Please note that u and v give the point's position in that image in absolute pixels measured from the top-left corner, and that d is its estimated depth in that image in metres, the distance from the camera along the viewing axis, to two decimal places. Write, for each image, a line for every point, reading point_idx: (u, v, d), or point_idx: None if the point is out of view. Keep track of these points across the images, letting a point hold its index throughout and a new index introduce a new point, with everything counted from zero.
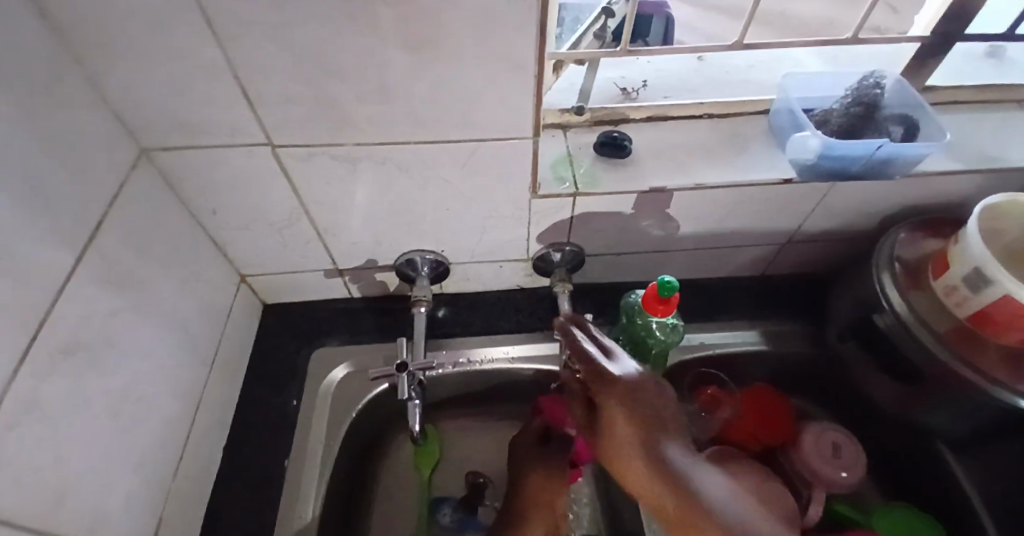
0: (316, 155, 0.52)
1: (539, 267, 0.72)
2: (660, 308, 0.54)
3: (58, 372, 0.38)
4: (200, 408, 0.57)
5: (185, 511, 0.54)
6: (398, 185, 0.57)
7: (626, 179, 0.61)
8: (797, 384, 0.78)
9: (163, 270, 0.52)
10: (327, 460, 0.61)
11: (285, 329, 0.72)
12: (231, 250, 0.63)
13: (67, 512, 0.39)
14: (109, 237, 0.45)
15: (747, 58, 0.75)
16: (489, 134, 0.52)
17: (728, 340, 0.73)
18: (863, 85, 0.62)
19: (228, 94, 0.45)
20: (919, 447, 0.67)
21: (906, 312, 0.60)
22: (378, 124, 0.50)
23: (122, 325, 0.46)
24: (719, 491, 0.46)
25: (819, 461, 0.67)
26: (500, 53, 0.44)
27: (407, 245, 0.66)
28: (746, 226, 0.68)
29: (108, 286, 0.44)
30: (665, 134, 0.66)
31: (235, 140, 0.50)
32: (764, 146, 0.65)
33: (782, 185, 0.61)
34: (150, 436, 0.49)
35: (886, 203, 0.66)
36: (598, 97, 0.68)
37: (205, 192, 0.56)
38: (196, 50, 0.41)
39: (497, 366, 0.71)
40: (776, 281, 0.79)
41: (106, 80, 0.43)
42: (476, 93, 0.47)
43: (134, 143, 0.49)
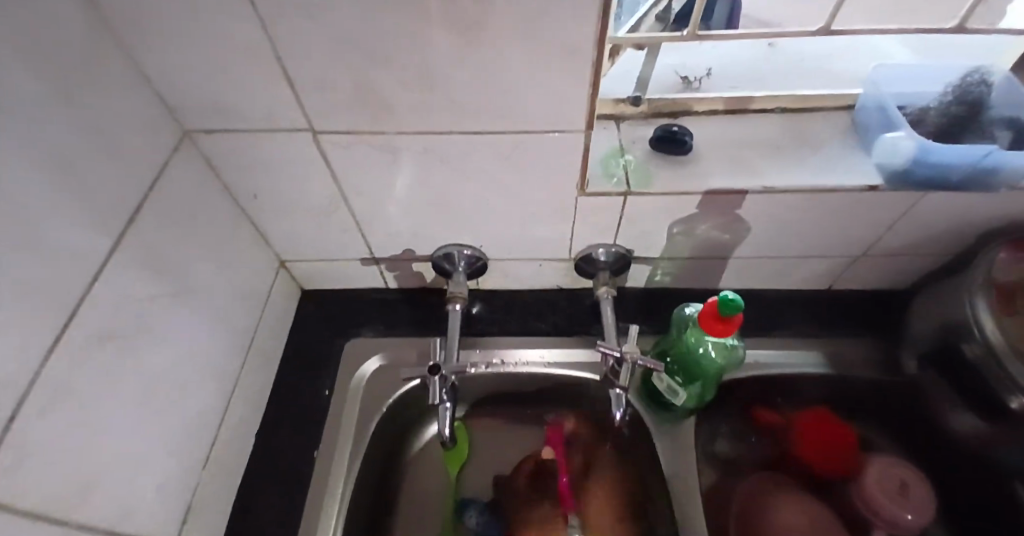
0: (356, 143, 0.50)
1: (582, 268, 0.68)
2: (719, 328, 0.50)
3: (91, 357, 0.38)
4: (234, 393, 0.57)
5: (215, 495, 0.54)
6: (439, 176, 0.54)
7: (683, 179, 0.56)
8: (858, 410, 0.70)
9: (202, 255, 0.52)
10: (356, 454, 0.61)
11: (321, 316, 0.71)
12: (271, 235, 0.63)
13: (97, 497, 0.39)
14: (147, 221, 0.44)
15: (828, 46, 0.67)
16: (537, 126, 0.48)
17: (786, 358, 0.67)
18: (968, 81, 0.55)
19: (269, 78, 0.44)
20: (996, 495, 0.59)
21: (1000, 342, 0.53)
22: (420, 113, 0.47)
23: (158, 310, 0.46)
24: None
25: (882, 499, 0.61)
26: (554, 39, 0.40)
27: (445, 239, 0.64)
28: (815, 235, 0.61)
29: (144, 270, 0.44)
30: (730, 130, 0.61)
31: (276, 124, 0.48)
32: (843, 147, 0.58)
33: (865, 192, 0.54)
34: (184, 421, 0.49)
35: (984, 216, 0.58)
36: (657, 87, 0.63)
37: (246, 177, 0.55)
38: (236, 31, 0.39)
39: (532, 369, 0.68)
40: (844, 296, 0.72)
41: (149, 59, 0.43)
42: (525, 82, 0.44)
43: (177, 123, 0.48)
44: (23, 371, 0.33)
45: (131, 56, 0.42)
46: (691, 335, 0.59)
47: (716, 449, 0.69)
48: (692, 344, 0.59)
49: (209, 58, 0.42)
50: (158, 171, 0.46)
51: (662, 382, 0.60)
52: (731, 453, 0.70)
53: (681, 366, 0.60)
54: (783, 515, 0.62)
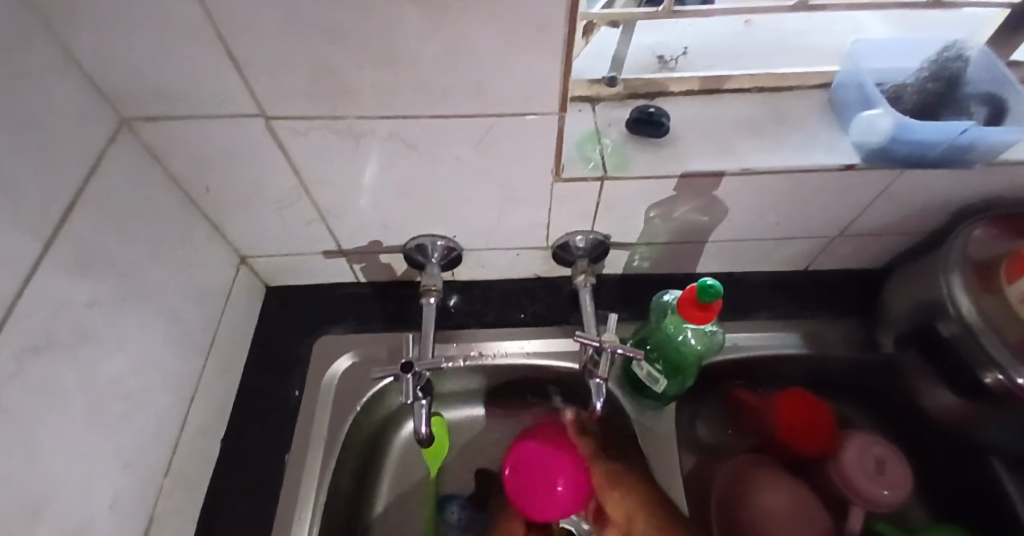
0: (314, 129, 0.47)
1: (559, 256, 0.66)
2: (699, 315, 0.48)
3: (29, 373, 0.35)
4: (195, 400, 0.54)
5: (180, 507, 0.51)
6: (406, 164, 0.51)
7: (661, 162, 0.54)
8: (837, 388, 0.71)
9: (151, 254, 0.48)
10: (329, 457, 0.58)
11: (288, 314, 0.68)
12: (229, 230, 0.59)
13: (46, 524, 0.36)
14: (86, 219, 0.40)
15: (804, 23, 0.66)
16: (508, 109, 0.45)
17: (766, 341, 0.67)
18: (946, 55, 0.54)
19: (213, 59, 0.40)
20: (970, 468, 0.60)
21: (975, 318, 0.53)
22: (382, 96, 0.44)
23: (102, 315, 0.42)
24: None
25: (860, 478, 0.61)
26: (524, 13, 0.37)
27: (416, 229, 0.61)
28: (794, 216, 0.60)
29: (85, 272, 0.40)
30: (707, 110, 0.59)
31: (225, 110, 0.45)
32: (821, 126, 0.57)
33: (843, 172, 0.53)
34: (140, 433, 0.46)
35: (962, 193, 0.58)
36: (633, 67, 0.61)
37: (197, 168, 0.51)
38: (172, 6, 0.36)
39: (511, 361, 0.66)
40: (822, 276, 0.72)
41: (75, 40, 0.38)
42: (495, 60, 0.41)
43: (114, 112, 0.44)
44: None
45: (53, 36, 0.38)
46: (671, 321, 0.58)
47: (697, 434, 0.71)
48: (672, 332, 0.58)
49: (143, 38, 0.38)
50: (94, 163, 0.42)
51: (643, 370, 0.59)
52: (713, 438, 0.71)
53: (661, 355, 0.59)
54: (768, 500, 0.62)
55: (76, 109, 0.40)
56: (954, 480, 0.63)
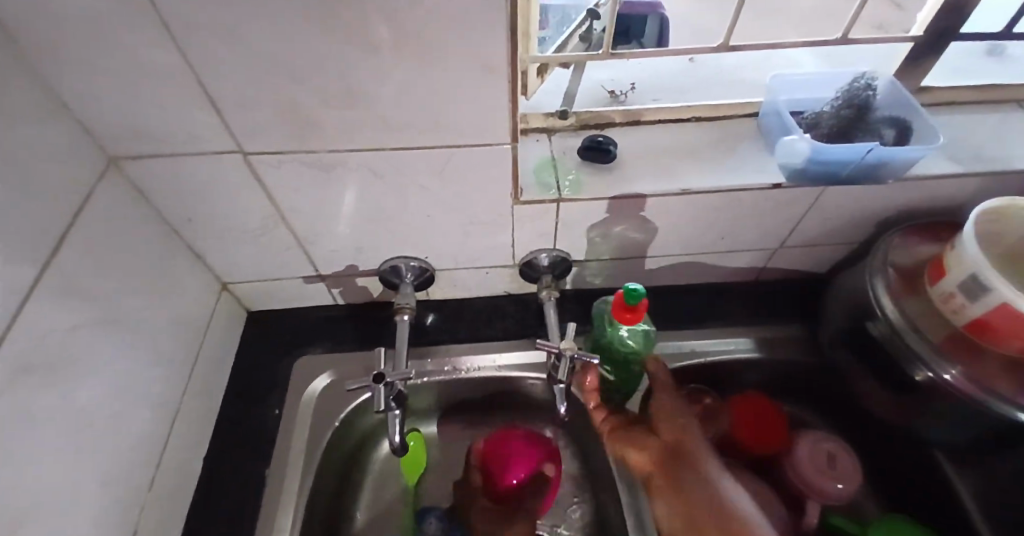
0: (290, 162, 0.51)
1: (525, 274, 0.71)
2: (628, 316, 0.54)
3: (19, 389, 0.38)
4: (177, 419, 0.57)
5: (162, 523, 0.53)
6: (376, 191, 0.56)
7: (610, 183, 0.59)
8: (791, 391, 0.75)
9: (135, 281, 0.52)
10: (307, 472, 0.60)
11: (269, 337, 0.71)
12: (212, 258, 0.63)
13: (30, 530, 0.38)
14: (76, 249, 0.44)
15: (738, 58, 0.74)
16: (465, 140, 0.51)
17: (722, 347, 0.72)
18: (855, 86, 0.61)
19: (196, 102, 0.45)
20: (918, 460, 0.64)
21: (900, 319, 0.58)
22: (350, 132, 0.49)
23: (88, 337, 0.45)
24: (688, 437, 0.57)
25: (812, 474, 0.65)
26: (469, 57, 0.43)
27: (389, 252, 0.65)
28: (736, 231, 0.66)
29: (72, 297, 0.44)
30: (652, 137, 0.65)
31: (207, 147, 0.49)
32: (753, 150, 0.63)
33: (772, 190, 0.59)
34: (124, 448, 0.49)
35: (884, 206, 0.64)
36: (585, 101, 0.67)
37: (181, 201, 0.55)
38: (159, 59, 0.41)
39: (483, 374, 0.70)
40: (770, 287, 0.77)
41: (72, 90, 0.43)
42: (448, 98, 0.46)
43: (104, 152, 0.49)
44: None
45: (51, 86, 0.43)
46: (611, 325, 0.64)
47: None
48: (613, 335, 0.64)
49: (132, 86, 0.43)
50: (85, 199, 0.46)
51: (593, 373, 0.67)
52: None
53: (607, 358, 0.66)
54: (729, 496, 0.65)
55: (70, 150, 0.45)
56: (900, 472, 0.67)
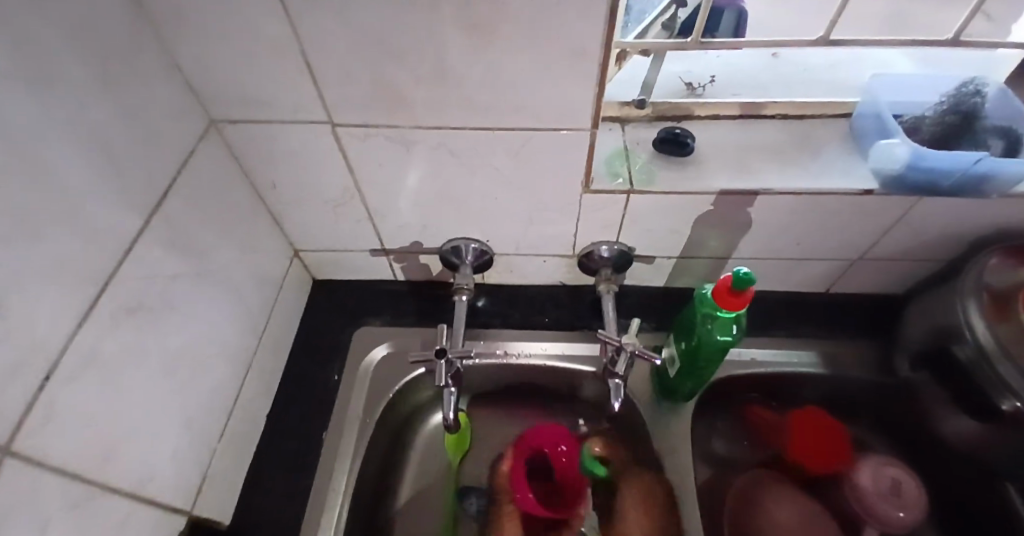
0: (371, 136, 0.53)
1: (584, 265, 0.70)
2: (733, 300, 0.52)
3: (118, 329, 0.40)
4: (247, 375, 0.59)
5: (228, 471, 0.56)
6: (449, 170, 0.56)
7: (684, 178, 0.58)
8: (852, 411, 0.72)
9: (224, 241, 0.54)
10: (362, 438, 0.63)
11: (331, 306, 0.74)
12: (287, 225, 0.65)
13: (118, 463, 0.41)
14: (175, 205, 0.47)
15: (829, 55, 0.70)
16: (545, 124, 0.50)
17: (785, 358, 0.69)
18: (963, 90, 0.57)
19: (292, 71, 0.46)
20: (989, 495, 0.61)
21: (991, 344, 0.54)
22: (433, 110, 0.49)
23: (180, 289, 0.48)
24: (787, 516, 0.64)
25: (873, 497, 0.62)
26: (563, 41, 0.42)
27: (453, 232, 0.66)
28: (814, 237, 0.63)
29: (171, 250, 0.46)
30: (730, 134, 0.63)
31: (297, 117, 0.51)
32: (841, 153, 0.60)
33: (861, 197, 0.56)
34: (202, 397, 0.52)
35: (980, 222, 0.60)
36: (662, 93, 0.65)
37: (268, 167, 0.57)
38: (265, 26, 0.42)
39: (534, 362, 0.70)
40: (839, 299, 0.74)
41: (182, 54, 0.45)
42: (534, 82, 0.46)
43: (203, 115, 0.51)
44: (57, 334, 0.35)
45: (165, 47, 0.45)
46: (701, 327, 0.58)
47: (714, 448, 0.71)
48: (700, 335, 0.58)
49: (238, 53, 0.45)
50: (186, 158, 0.48)
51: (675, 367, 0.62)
52: (726, 452, 0.71)
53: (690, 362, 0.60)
54: (779, 513, 0.65)
55: (175, 110, 0.47)
56: (971, 503, 0.63)
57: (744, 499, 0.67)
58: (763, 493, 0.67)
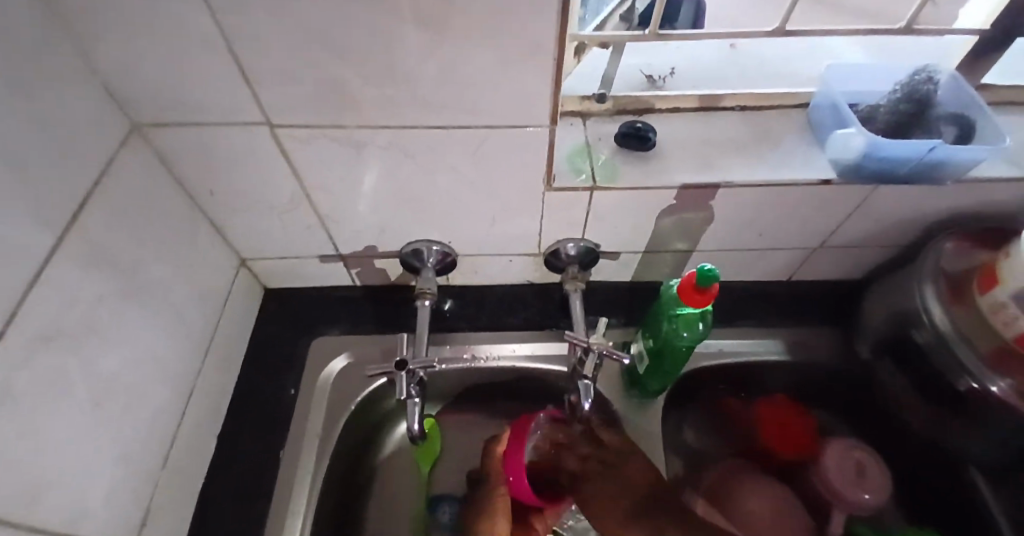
0: (316, 138, 0.49)
1: (550, 264, 0.68)
2: (696, 297, 0.51)
3: (36, 361, 0.37)
4: (193, 397, 0.55)
5: (176, 500, 0.53)
6: (403, 171, 0.53)
7: (646, 173, 0.57)
8: (819, 397, 0.73)
9: (157, 254, 0.50)
10: (323, 455, 0.60)
11: (286, 316, 0.70)
12: (231, 233, 0.61)
13: (46, 508, 0.37)
14: (96, 219, 0.43)
15: (786, 45, 0.69)
16: (501, 122, 0.48)
17: (752, 348, 0.69)
18: (915, 79, 0.57)
19: (223, 70, 0.42)
20: (949, 474, 0.62)
21: (947, 327, 0.55)
22: (382, 109, 0.46)
23: (108, 311, 0.44)
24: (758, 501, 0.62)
25: (839, 480, 0.63)
26: (517, 34, 0.40)
27: (413, 235, 0.63)
28: (776, 228, 0.63)
29: (94, 270, 0.42)
30: (691, 127, 0.62)
31: (233, 119, 0.47)
32: (800, 143, 0.60)
33: (820, 187, 0.56)
34: (142, 425, 0.48)
35: (934, 208, 0.61)
36: (622, 85, 0.64)
37: (205, 173, 0.53)
38: (187, 21, 0.38)
39: (502, 365, 0.68)
40: (801, 287, 0.74)
41: (93, 52, 0.41)
42: (488, 78, 0.44)
43: (124, 119, 0.47)
44: None
45: (75, 45, 0.40)
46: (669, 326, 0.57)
47: (684, 439, 0.72)
48: (668, 335, 0.57)
49: (159, 51, 0.41)
50: (106, 166, 0.44)
51: (642, 364, 0.61)
52: (697, 442, 0.73)
53: (657, 360, 0.60)
54: (752, 502, 0.63)
55: (90, 115, 0.42)
56: (931, 481, 0.65)
57: (717, 489, 0.65)
58: (736, 481, 0.65)
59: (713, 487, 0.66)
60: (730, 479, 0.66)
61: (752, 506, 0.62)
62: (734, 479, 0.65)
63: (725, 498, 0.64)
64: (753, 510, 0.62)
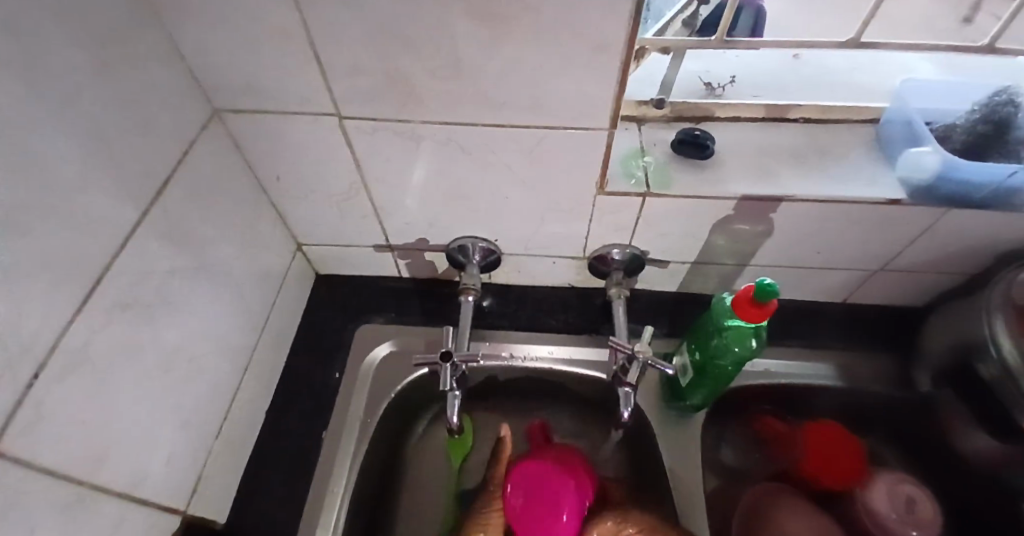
0: (380, 130, 0.51)
1: (595, 268, 0.68)
2: (753, 313, 0.50)
3: (112, 326, 0.39)
4: (246, 372, 0.58)
5: (225, 469, 0.55)
6: (458, 167, 0.54)
7: (702, 182, 0.56)
8: (869, 424, 0.70)
9: (223, 234, 0.53)
10: (362, 440, 0.61)
11: (334, 302, 0.72)
12: (290, 218, 0.63)
13: (111, 464, 0.40)
14: (174, 195, 0.45)
15: (852, 57, 0.66)
16: (561, 122, 0.48)
17: (798, 370, 0.67)
18: (995, 100, 0.55)
19: (298, 60, 0.44)
20: (1007, 513, 0.59)
21: (1017, 361, 0.51)
22: (444, 103, 0.47)
23: (178, 283, 0.47)
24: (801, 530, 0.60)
25: (886, 514, 0.60)
26: (584, 35, 0.40)
27: (461, 230, 0.64)
28: (834, 246, 0.61)
29: (168, 243, 0.45)
30: (751, 137, 0.61)
31: (304, 108, 0.49)
32: (867, 159, 0.58)
33: (886, 206, 0.54)
34: (199, 394, 0.50)
35: (1009, 234, 0.57)
36: (681, 92, 0.63)
37: (272, 159, 0.56)
38: (271, 12, 0.40)
39: (540, 366, 0.69)
40: (856, 310, 0.72)
41: (183, 39, 0.44)
42: (552, 79, 0.44)
43: (205, 103, 0.49)
44: (46, 331, 0.33)
45: (167, 31, 0.43)
46: (720, 341, 0.56)
47: (721, 457, 0.70)
48: (716, 349, 0.56)
49: (242, 39, 0.43)
50: (186, 147, 0.47)
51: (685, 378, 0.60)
52: (735, 462, 0.70)
53: (703, 375, 0.59)
54: (789, 527, 0.60)
55: (176, 97, 0.45)
56: (988, 521, 0.61)
57: (754, 512, 0.63)
58: (774, 504, 0.62)
59: (749, 513, 0.63)
60: (767, 502, 0.63)
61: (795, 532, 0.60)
62: (772, 502, 0.62)
63: (763, 523, 0.61)
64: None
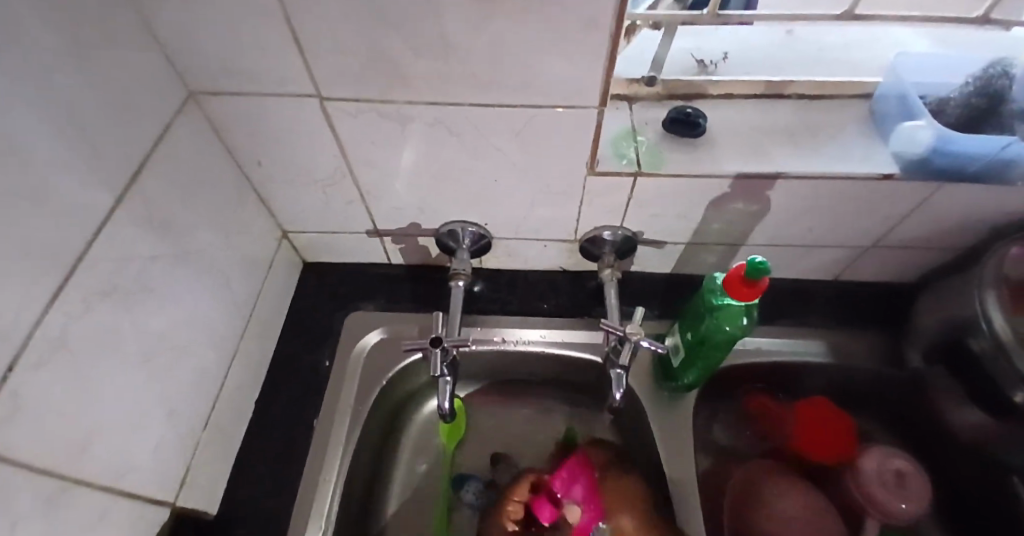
0: (363, 112, 0.49)
1: (586, 250, 0.67)
2: (745, 291, 0.49)
3: (91, 316, 0.38)
4: (234, 362, 0.57)
5: (215, 459, 0.54)
6: (445, 149, 0.53)
7: (694, 161, 0.55)
8: (859, 402, 0.71)
9: (205, 221, 0.51)
10: (354, 427, 0.61)
11: (323, 290, 0.71)
12: (275, 205, 0.62)
13: (95, 458, 0.39)
14: (152, 181, 0.44)
15: (844, 33, 0.66)
16: (550, 101, 0.47)
17: (789, 349, 0.67)
18: (991, 72, 0.54)
19: (277, 39, 0.42)
20: (992, 484, 0.60)
21: (1009, 336, 0.51)
22: (428, 82, 0.46)
23: (160, 271, 0.45)
24: (790, 505, 0.60)
25: (876, 488, 0.60)
26: (575, 9, 0.39)
27: (450, 214, 0.62)
28: (826, 224, 0.60)
29: (146, 230, 0.43)
30: (744, 114, 0.60)
31: (284, 89, 0.47)
32: (861, 135, 0.57)
33: (879, 182, 0.53)
34: (186, 385, 0.49)
35: (1002, 209, 0.57)
36: (671, 69, 0.62)
37: (253, 143, 0.54)
38: None
39: (533, 350, 0.68)
40: (847, 288, 0.72)
41: (153, 17, 0.41)
42: (540, 55, 0.43)
43: (181, 86, 0.47)
44: (22, 323, 0.32)
45: (136, 9, 0.41)
46: (712, 322, 0.55)
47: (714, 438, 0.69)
48: (709, 331, 0.56)
49: (217, 19, 0.41)
50: (162, 130, 0.45)
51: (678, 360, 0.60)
52: (728, 442, 0.70)
53: (695, 356, 0.58)
54: (783, 505, 0.61)
55: (151, 80, 0.43)
56: (974, 493, 0.62)
57: (744, 490, 0.63)
58: (763, 482, 0.63)
59: (739, 492, 0.63)
60: (756, 481, 0.63)
61: (784, 506, 0.60)
62: (761, 481, 0.63)
63: (753, 500, 0.62)
64: (784, 510, 0.60)
